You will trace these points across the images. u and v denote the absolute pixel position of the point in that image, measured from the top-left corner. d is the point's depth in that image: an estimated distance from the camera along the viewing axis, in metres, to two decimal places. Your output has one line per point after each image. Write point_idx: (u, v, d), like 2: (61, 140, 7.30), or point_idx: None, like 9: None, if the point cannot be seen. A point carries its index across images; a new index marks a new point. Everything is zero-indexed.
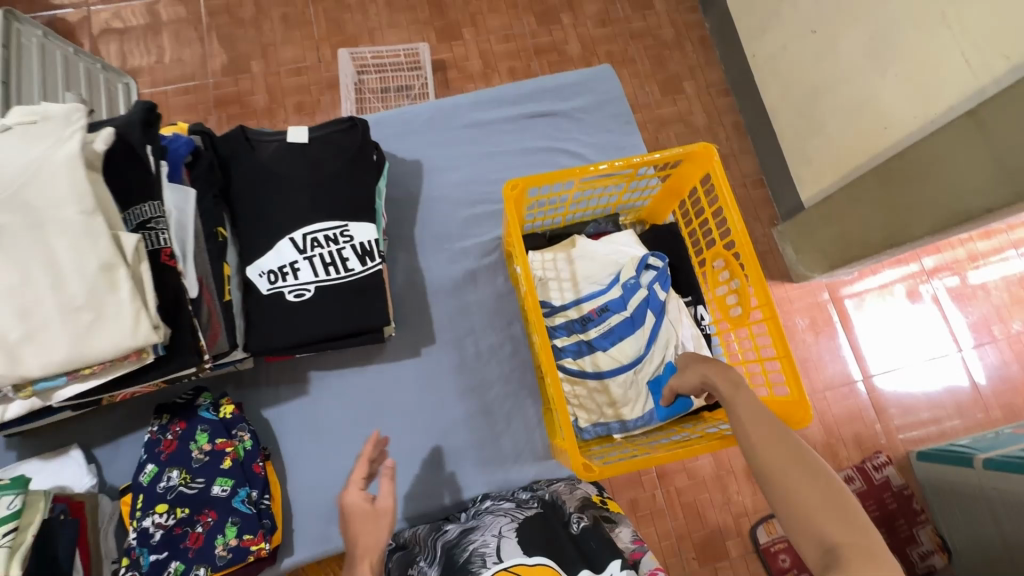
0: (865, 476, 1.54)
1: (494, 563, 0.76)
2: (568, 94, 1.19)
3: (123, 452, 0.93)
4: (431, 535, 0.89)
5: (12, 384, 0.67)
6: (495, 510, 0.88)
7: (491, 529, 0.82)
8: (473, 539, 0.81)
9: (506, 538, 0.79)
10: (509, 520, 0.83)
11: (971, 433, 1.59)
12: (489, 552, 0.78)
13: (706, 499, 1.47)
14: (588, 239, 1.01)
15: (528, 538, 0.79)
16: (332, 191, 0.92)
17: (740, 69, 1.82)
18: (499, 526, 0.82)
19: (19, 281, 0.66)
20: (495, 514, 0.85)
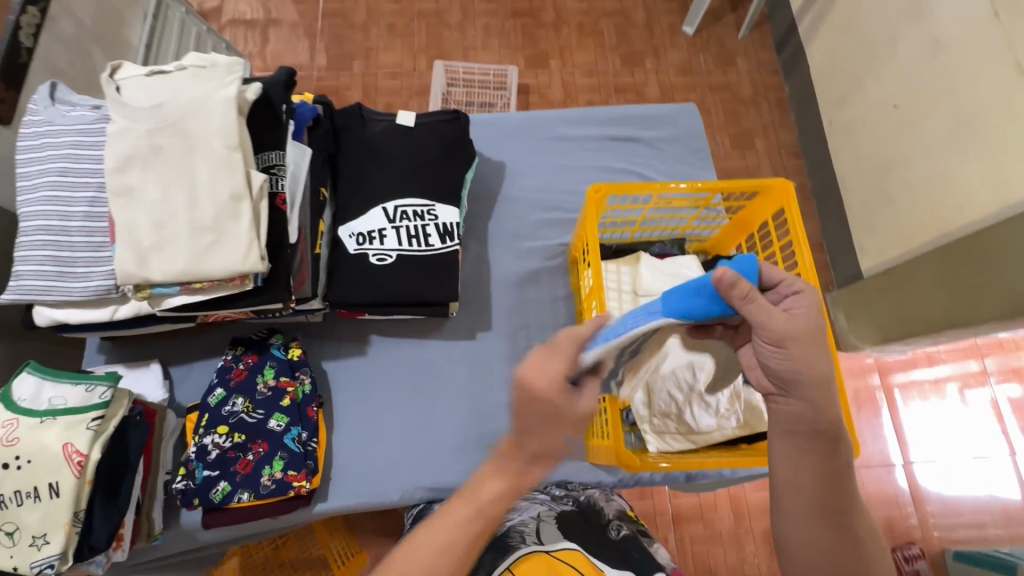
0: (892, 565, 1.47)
1: (534, 542, 0.81)
2: (651, 124, 1.25)
3: (195, 374, 1.01)
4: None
5: (136, 284, 0.77)
6: (531, 499, 0.96)
7: (529, 513, 0.91)
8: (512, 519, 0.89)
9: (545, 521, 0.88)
10: (547, 509, 0.92)
11: (1015, 543, 1.50)
12: (529, 531, 0.85)
13: (720, 554, 1.44)
14: (653, 257, 1.05)
15: (566, 526, 0.87)
16: (427, 173, 1.01)
17: (814, 134, 1.86)
18: (537, 511, 0.91)
19: (163, 196, 0.76)
20: (533, 503, 0.94)
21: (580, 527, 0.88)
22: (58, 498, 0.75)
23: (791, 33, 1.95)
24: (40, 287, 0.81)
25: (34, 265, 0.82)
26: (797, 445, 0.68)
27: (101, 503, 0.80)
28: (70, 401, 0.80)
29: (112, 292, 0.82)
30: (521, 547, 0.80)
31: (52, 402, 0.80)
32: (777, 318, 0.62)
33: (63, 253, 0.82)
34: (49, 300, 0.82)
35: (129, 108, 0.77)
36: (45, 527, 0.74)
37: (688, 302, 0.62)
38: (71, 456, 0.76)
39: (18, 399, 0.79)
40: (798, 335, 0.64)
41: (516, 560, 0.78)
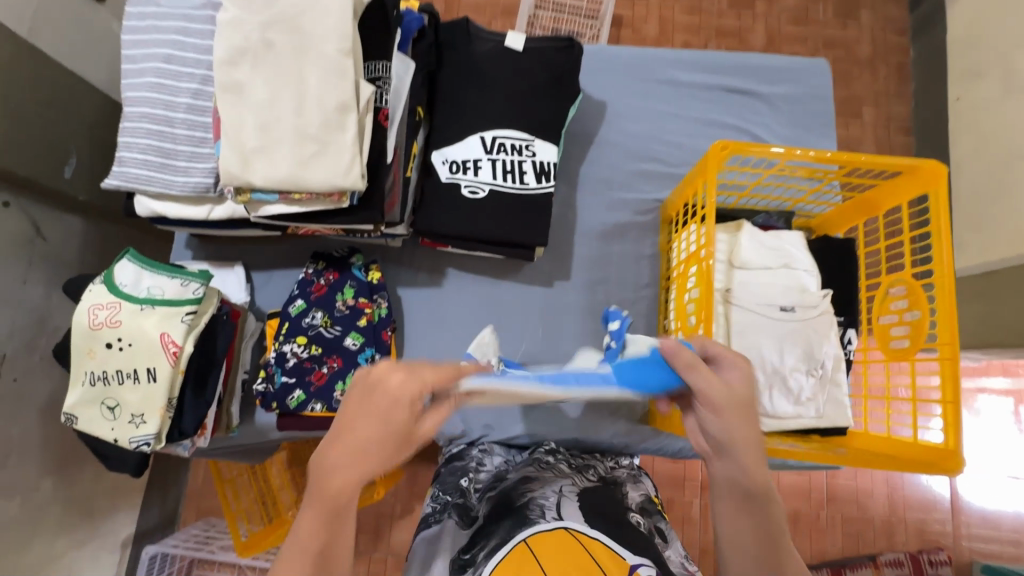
0: (916, 565, 1.43)
1: (553, 518, 0.71)
2: (773, 78, 1.12)
3: (275, 282, 1.03)
4: (492, 481, 0.89)
5: (237, 186, 0.76)
6: (555, 469, 0.86)
7: (551, 486, 0.79)
8: (531, 488, 0.79)
9: (566, 498, 0.76)
10: (570, 484, 0.81)
11: None
12: (548, 506, 0.74)
13: None
14: (756, 227, 0.98)
15: (591, 505, 0.75)
16: (530, 105, 0.93)
17: (935, 110, 1.65)
18: (560, 485, 0.79)
19: (269, 98, 0.73)
20: (557, 474, 0.83)
21: (604, 505, 0.76)
22: (156, 383, 0.79)
23: None
24: (143, 175, 0.81)
25: (138, 153, 0.82)
26: (733, 496, 0.63)
27: (191, 393, 0.84)
28: (168, 293, 0.83)
29: (210, 192, 0.82)
30: (536, 523, 0.70)
31: (151, 292, 0.83)
32: (710, 382, 0.62)
33: (165, 144, 0.82)
34: (151, 191, 0.83)
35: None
36: (143, 408, 0.79)
37: (634, 373, 0.65)
38: (167, 345, 0.80)
39: (120, 285, 0.82)
40: (735, 402, 0.63)
41: (530, 536, 0.68)
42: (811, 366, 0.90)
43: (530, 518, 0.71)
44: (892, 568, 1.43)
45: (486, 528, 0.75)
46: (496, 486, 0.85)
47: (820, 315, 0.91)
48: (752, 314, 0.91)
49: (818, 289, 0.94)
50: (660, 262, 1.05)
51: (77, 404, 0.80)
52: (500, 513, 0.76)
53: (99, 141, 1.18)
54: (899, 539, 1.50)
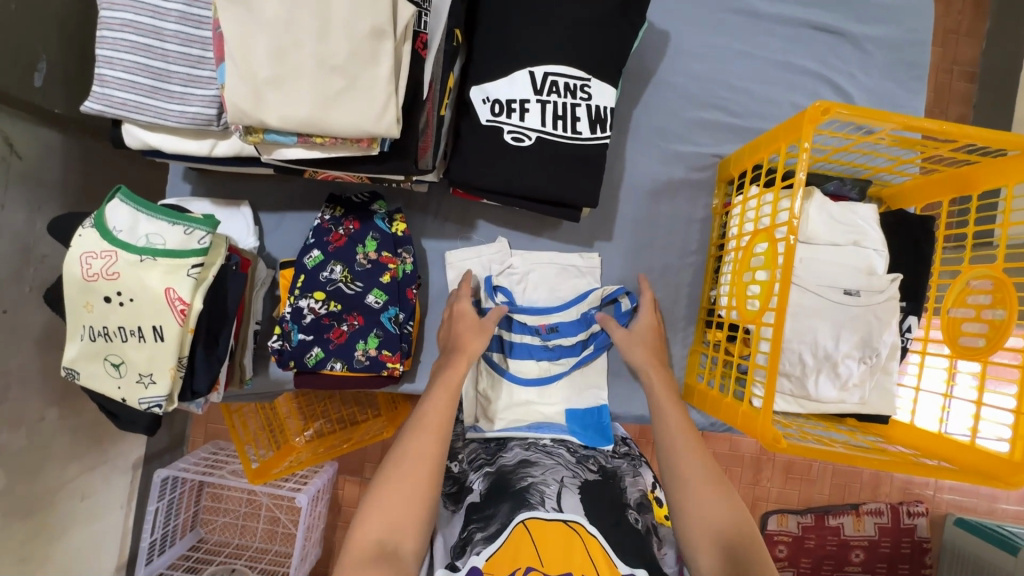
0: (895, 515, 1.49)
1: (553, 508, 0.68)
2: (865, 14, 0.96)
3: (286, 226, 0.93)
4: (488, 456, 0.84)
5: (247, 125, 0.63)
6: (556, 457, 0.81)
7: (552, 473, 0.75)
8: (532, 474, 0.75)
9: (567, 489, 0.72)
10: (572, 474, 0.76)
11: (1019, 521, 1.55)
12: (548, 493, 0.70)
13: (736, 473, 1.51)
14: (826, 197, 0.88)
15: (590, 502, 0.71)
16: (592, 36, 0.79)
17: (1008, 56, 1.49)
18: (561, 474, 0.75)
19: (285, 15, 0.60)
20: (558, 463, 0.78)
21: (602, 502, 0.72)
22: (163, 343, 0.72)
23: None
24: (131, 101, 0.68)
25: (122, 72, 0.67)
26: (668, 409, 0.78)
27: (202, 350, 0.78)
28: (169, 242, 0.73)
29: (213, 125, 0.69)
30: (534, 509, 0.67)
31: (150, 240, 0.73)
32: (617, 329, 0.90)
33: (155, 63, 0.67)
34: (140, 121, 0.69)
35: None
36: (151, 368, 0.72)
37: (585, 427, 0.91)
38: (173, 302, 0.71)
39: (114, 230, 0.72)
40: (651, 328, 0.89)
41: (530, 519, 0.66)
42: (866, 353, 0.84)
43: (529, 502, 0.68)
44: (871, 517, 1.48)
45: (480, 509, 0.71)
46: (494, 463, 0.81)
47: (885, 301, 0.83)
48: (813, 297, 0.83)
49: (885, 271, 0.86)
50: (710, 226, 0.96)
51: (78, 358, 0.74)
52: (497, 495, 0.72)
53: (74, 41, 1.02)
54: (883, 490, 1.53)
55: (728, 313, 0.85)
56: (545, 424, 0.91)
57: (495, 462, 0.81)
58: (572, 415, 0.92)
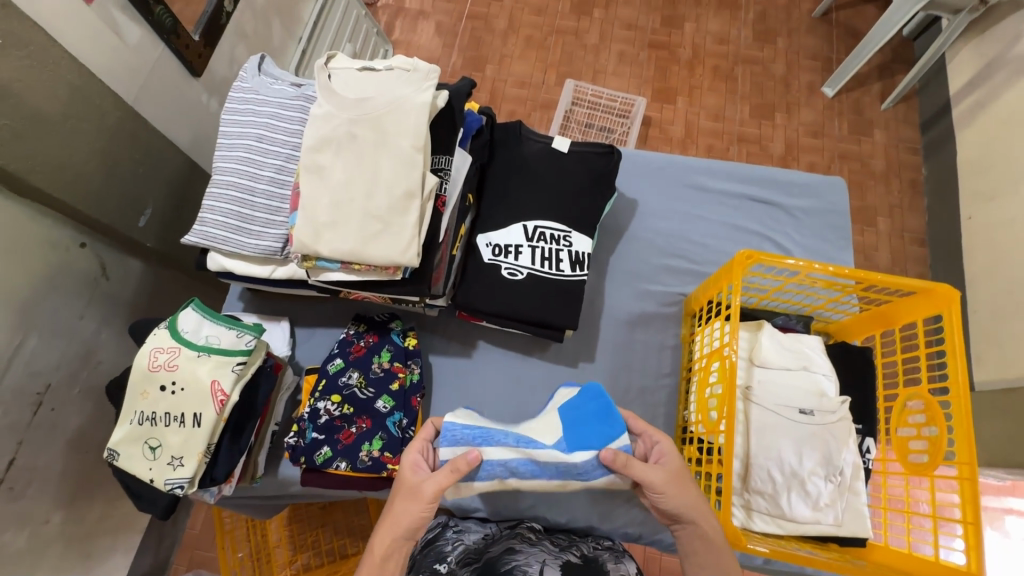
0: None
1: None
2: (795, 191, 1.21)
3: (315, 340, 1.09)
4: (473, 553, 0.89)
5: (305, 254, 0.84)
6: (538, 543, 0.90)
7: (535, 556, 0.84)
8: (516, 558, 0.83)
9: (549, 567, 0.82)
10: (553, 557, 0.85)
11: None
12: (531, 570, 0.80)
13: None
14: (775, 327, 1.03)
15: None
16: (570, 200, 1.03)
17: (947, 227, 1.75)
18: (543, 556, 0.84)
19: (346, 182, 0.84)
20: (540, 548, 0.87)
21: None
22: (199, 428, 0.83)
23: (944, 113, 1.85)
24: (220, 236, 0.91)
25: (219, 216, 0.92)
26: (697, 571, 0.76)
27: (228, 440, 0.88)
28: (223, 342, 0.89)
29: (276, 254, 0.91)
30: None
31: (209, 340, 0.89)
32: (653, 471, 0.76)
33: (244, 210, 0.91)
34: (224, 249, 0.92)
35: (336, 97, 0.87)
36: (183, 451, 0.83)
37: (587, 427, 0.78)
38: (216, 393, 0.85)
39: (181, 331, 0.89)
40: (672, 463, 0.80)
41: None
42: (830, 471, 0.91)
43: None
44: None
45: None
46: (481, 557, 0.87)
47: (838, 421, 0.93)
48: (773, 415, 0.93)
49: (835, 394, 0.96)
50: (682, 353, 1.10)
51: (121, 440, 0.85)
52: None
53: (176, 195, 1.30)
54: None
55: (698, 429, 0.94)
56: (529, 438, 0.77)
57: (482, 557, 0.87)
58: (565, 415, 0.80)
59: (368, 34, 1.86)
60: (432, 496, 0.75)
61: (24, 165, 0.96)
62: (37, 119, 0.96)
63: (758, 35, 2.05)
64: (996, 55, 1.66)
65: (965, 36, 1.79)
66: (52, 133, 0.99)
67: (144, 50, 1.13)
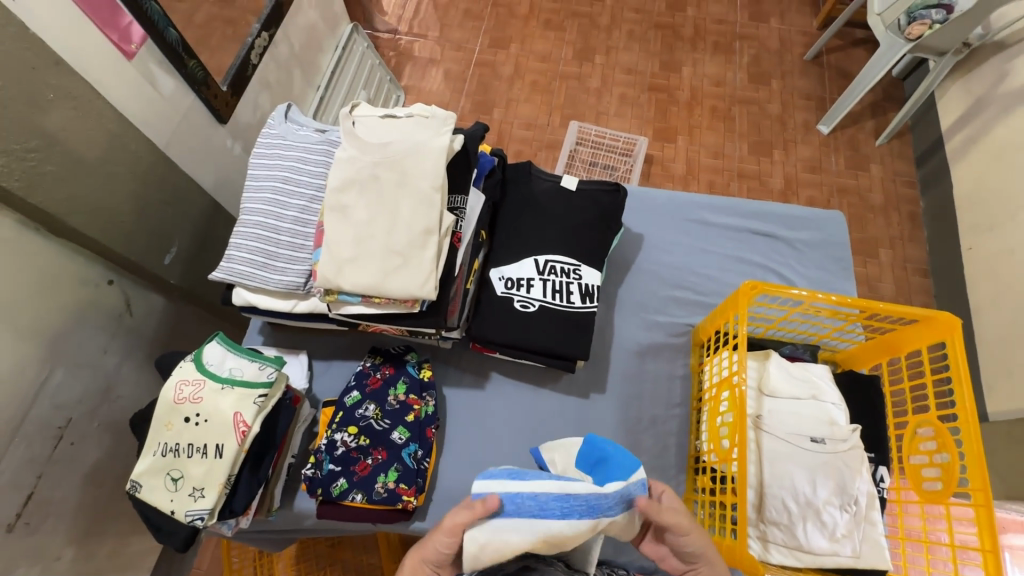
0: None
1: None
2: (795, 224, 1.26)
3: (332, 372, 1.12)
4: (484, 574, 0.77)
5: (328, 288, 0.89)
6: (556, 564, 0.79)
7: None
8: None
9: None
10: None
11: None
12: None
13: None
14: (782, 357, 1.05)
15: None
16: (580, 235, 1.07)
17: (949, 257, 1.78)
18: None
19: (368, 220, 0.89)
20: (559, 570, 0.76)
21: None
22: (220, 459, 0.85)
23: (937, 148, 1.91)
24: (246, 272, 0.95)
25: (246, 253, 0.96)
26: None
27: (247, 472, 0.90)
28: (246, 374, 0.92)
29: (300, 289, 0.95)
30: None
31: (232, 372, 0.92)
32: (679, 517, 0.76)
33: (270, 247, 0.96)
34: (250, 284, 0.96)
35: (360, 141, 0.93)
36: (204, 483, 0.85)
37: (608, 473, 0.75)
38: (238, 424, 0.87)
39: (206, 363, 0.92)
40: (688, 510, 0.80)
41: None
42: (845, 500, 0.91)
43: None
44: None
45: None
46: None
47: (849, 449, 0.93)
48: (784, 443, 0.94)
49: (846, 422, 0.97)
50: (691, 383, 1.12)
51: (144, 472, 0.87)
52: None
53: (200, 234, 1.36)
54: None
55: (710, 459, 0.95)
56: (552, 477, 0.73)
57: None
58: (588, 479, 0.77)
59: (381, 81, 1.97)
60: (451, 530, 0.71)
61: (64, 207, 1.01)
62: (79, 165, 1.03)
63: (753, 77, 2.15)
64: (983, 93, 1.74)
65: (952, 76, 1.87)
66: (90, 178, 1.05)
67: (177, 100, 1.21)
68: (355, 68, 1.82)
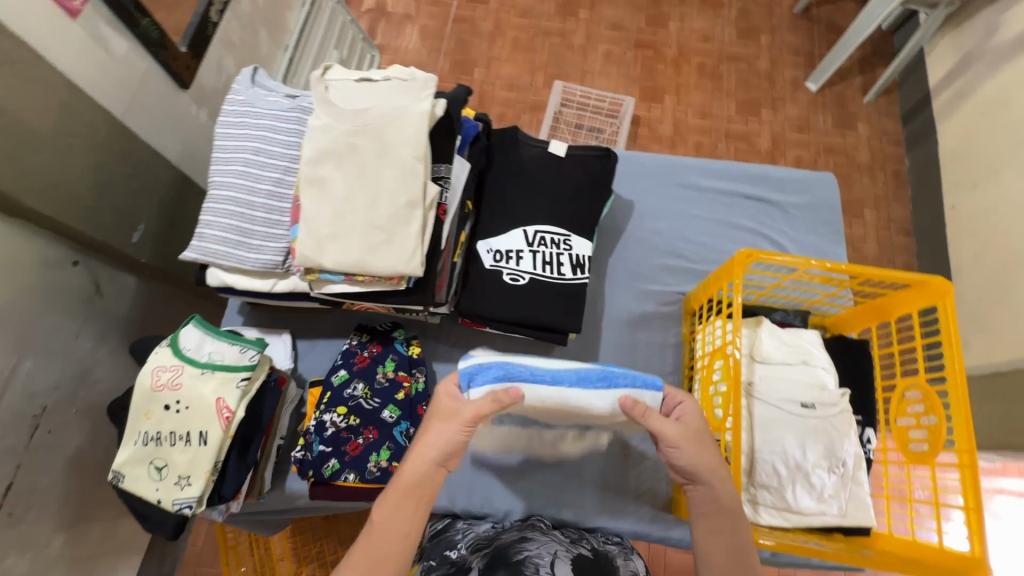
0: None
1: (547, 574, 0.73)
2: (787, 187, 1.23)
3: (318, 351, 1.09)
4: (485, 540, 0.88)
5: (308, 267, 0.84)
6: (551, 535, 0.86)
7: (546, 547, 0.80)
8: (527, 547, 0.79)
9: (560, 560, 0.77)
10: (565, 549, 0.81)
11: None
12: (542, 563, 0.75)
13: None
14: (774, 323, 1.05)
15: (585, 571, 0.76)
16: (569, 204, 1.04)
17: (931, 216, 1.79)
18: (555, 547, 0.80)
19: (347, 193, 0.84)
20: (551, 538, 0.84)
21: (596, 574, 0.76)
22: (205, 447, 0.83)
23: (925, 105, 1.88)
24: (221, 251, 0.90)
25: (218, 231, 0.91)
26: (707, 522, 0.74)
27: (235, 457, 0.88)
28: (226, 359, 0.89)
29: (279, 268, 0.91)
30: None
31: (212, 357, 0.89)
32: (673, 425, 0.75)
33: (244, 224, 0.91)
34: (225, 264, 0.91)
35: (334, 108, 0.86)
36: (190, 471, 0.82)
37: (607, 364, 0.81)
38: (221, 410, 0.84)
39: (184, 348, 0.88)
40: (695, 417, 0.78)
41: None
42: (833, 463, 0.92)
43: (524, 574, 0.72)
44: None
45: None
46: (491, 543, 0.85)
47: (839, 413, 0.94)
48: (775, 409, 0.95)
49: (835, 387, 0.98)
50: (683, 351, 1.12)
51: (126, 462, 0.84)
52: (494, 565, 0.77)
53: (170, 209, 1.29)
54: None
55: None
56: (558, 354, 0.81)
57: (491, 544, 0.85)
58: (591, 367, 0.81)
59: (354, 39, 1.85)
60: (469, 418, 0.72)
61: (17, 185, 0.94)
62: (30, 137, 0.95)
63: (742, 32, 2.08)
64: (972, 48, 1.70)
65: (943, 30, 1.83)
66: (42, 151, 0.98)
67: (133, 63, 1.11)
68: (325, 25, 1.70)
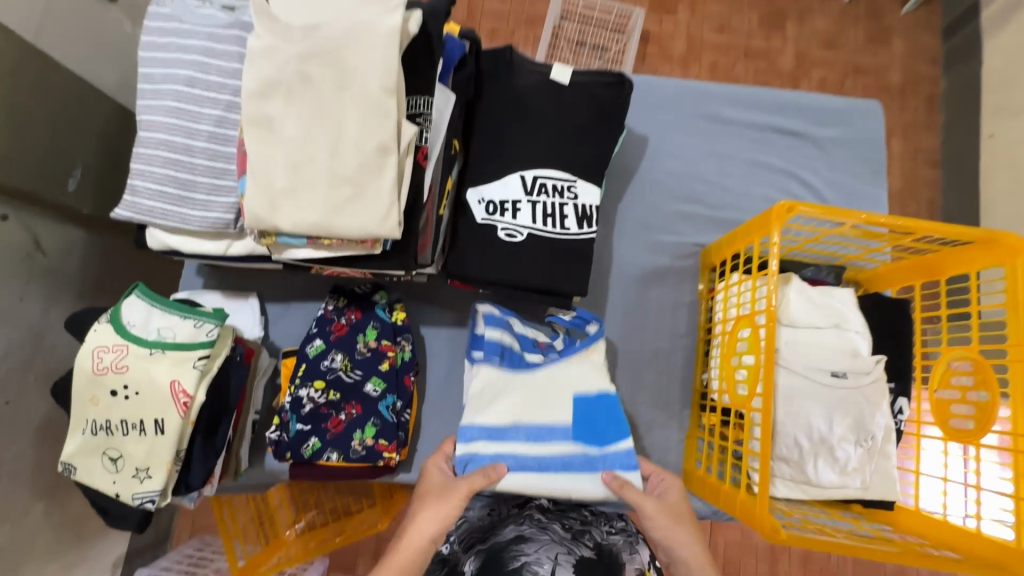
0: None
1: None
2: (823, 119, 1.06)
3: (291, 316, 0.97)
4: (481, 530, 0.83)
5: (262, 229, 0.70)
6: (549, 526, 0.80)
7: (546, 550, 0.73)
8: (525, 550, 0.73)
9: (561, 569, 0.70)
10: (568, 551, 0.74)
11: None
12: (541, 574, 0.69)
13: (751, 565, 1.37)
14: (804, 281, 0.93)
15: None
16: (574, 144, 0.87)
17: (963, 146, 1.62)
18: (556, 550, 0.73)
19: (303, 136, 0.68)
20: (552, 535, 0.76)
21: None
22: (162, 436, 0.73)
23: (971, 16, 1.65)
24: (158, 209, 0.75)
25: (153, 183, 0.75)
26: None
27: (200, 442, 0.78)
28: (179, 335, 0.77)
29: (230, 229, 0.77)
30: None
31: (161, 334, 0.77)
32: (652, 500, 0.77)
33: (183, 174, 0.75)
34: (165, 225, 0.76)
35: (278, 24, 0.68)
36: (148, 462, 0.73)
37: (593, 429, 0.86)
38: (177, 395, 0.73)
39: (127, 325, 0.76)
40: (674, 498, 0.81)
41: None
42: (861, 436, 0.84)
43: None
44: None
45: None
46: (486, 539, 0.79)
47: (872, 382, 0.85)
48: (801, 380, 0.85)
49: (869, 352, 0.88)
50: (698, 310, 1.01)
51: (75, 453, 0.74)
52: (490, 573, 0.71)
53: (109, 150, 1.10)
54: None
55: (721, 399, 0.86)
56: (548, 428, 0.86)
57: (487, 539, 0.79)
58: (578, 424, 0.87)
59: None
60: (464, 493, 0.74)
61: None
62: None
63: None
64: None
65: None
66: None
67: None
68: None
